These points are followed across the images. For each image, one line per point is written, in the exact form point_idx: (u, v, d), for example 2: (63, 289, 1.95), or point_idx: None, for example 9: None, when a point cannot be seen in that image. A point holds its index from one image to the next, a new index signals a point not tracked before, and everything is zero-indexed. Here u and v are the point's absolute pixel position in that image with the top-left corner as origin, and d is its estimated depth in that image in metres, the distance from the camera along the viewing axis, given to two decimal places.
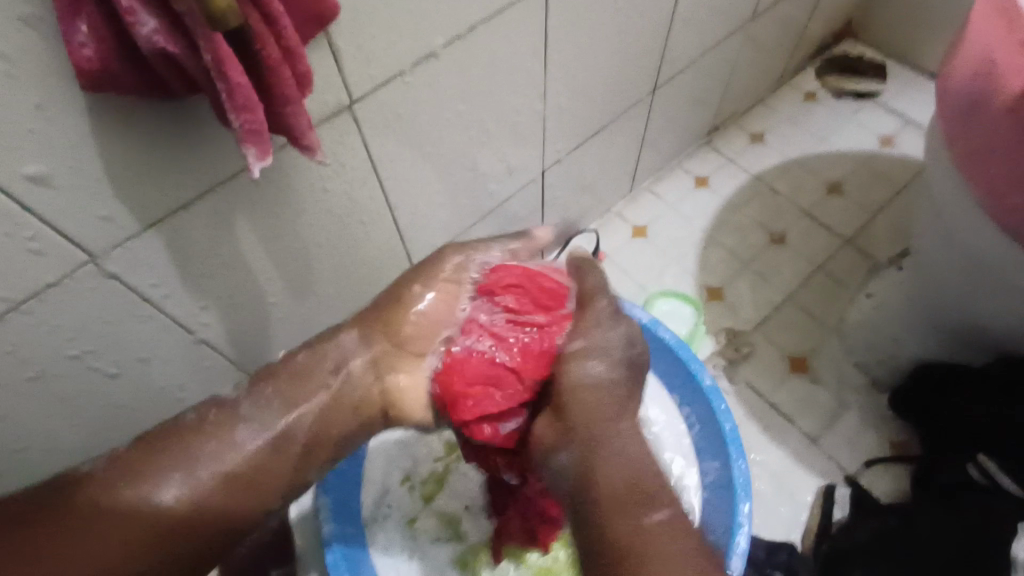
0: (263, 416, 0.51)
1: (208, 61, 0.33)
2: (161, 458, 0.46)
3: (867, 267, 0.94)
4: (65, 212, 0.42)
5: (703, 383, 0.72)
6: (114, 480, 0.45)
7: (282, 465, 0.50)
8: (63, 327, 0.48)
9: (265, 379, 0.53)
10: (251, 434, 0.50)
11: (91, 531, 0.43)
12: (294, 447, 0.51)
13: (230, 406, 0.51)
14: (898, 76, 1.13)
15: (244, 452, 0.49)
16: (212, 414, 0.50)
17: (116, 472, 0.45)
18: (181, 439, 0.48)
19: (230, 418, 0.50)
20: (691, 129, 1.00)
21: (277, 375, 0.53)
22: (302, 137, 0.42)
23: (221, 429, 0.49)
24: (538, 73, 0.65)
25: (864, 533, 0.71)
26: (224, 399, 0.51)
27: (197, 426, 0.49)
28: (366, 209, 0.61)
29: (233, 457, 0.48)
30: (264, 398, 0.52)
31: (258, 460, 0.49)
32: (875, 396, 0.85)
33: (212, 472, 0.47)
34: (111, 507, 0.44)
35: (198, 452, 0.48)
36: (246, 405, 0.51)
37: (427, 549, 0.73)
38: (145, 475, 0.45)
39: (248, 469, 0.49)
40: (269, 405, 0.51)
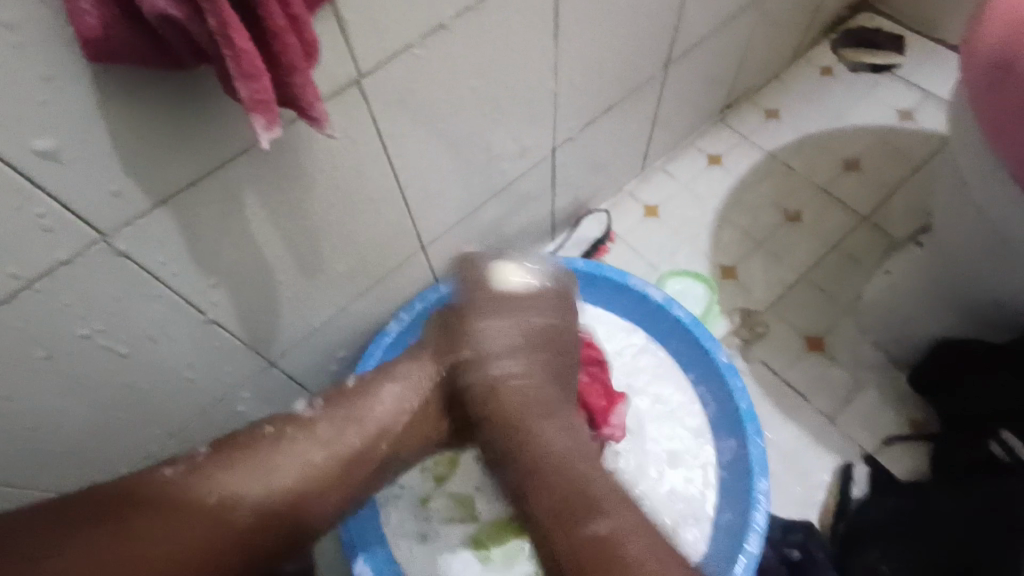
0: (340, 433, 0.54)
1: (212, 27, 0.32)
2: (239, 467, 0.49)
3: (885, 244, 0.92)
4: (74, 189, 0.41)
5: (719, 361, 0.71)
6: (188, 482, 0.47)
7: (335, 485, 0.52)
8: (76, 305, 0.48)
9: (328, 400, 0.56)
10: (325, 453, 0.52)
11: (164, 528, 0.44)
12: (364, 466, 0.54)
13: (305, 424, 0.54)
14: (919, 49, 1.09)
15: (313, 467, 0.51)
16: (287, 429, 0.53)
17: (195, 479, 0.48)
18: (255, 448, 0.51)
19: (304, 435, 0.53)
20: (704, 106, 0.98)
21: (339, 398, 0.56)
22: (309, 109, 0.41)
23: (286, 443, 0.52)
24: (549, 48, 0.63)
25: (881, 513, 0.70)
26: (301, 416, 0.54)
27: (274, 438, 0.52)
28: (375, 187, 0.61)
29: (302, 471, 0.51)
30: (342, 415, 0.55)
31: (315, 477, 0.51)
32: (893, 375, 0.83)
33: (273, 482, 0.49)
34: (193, 507, 0.46)
35: (267, 462, 0.50)
36: (323, 422, 0.54)
37: (440, 529, 0.73)
38: (217, 479, 0.48)
39: (319, 483, 0.51)
40: (344, 423, 0.54)
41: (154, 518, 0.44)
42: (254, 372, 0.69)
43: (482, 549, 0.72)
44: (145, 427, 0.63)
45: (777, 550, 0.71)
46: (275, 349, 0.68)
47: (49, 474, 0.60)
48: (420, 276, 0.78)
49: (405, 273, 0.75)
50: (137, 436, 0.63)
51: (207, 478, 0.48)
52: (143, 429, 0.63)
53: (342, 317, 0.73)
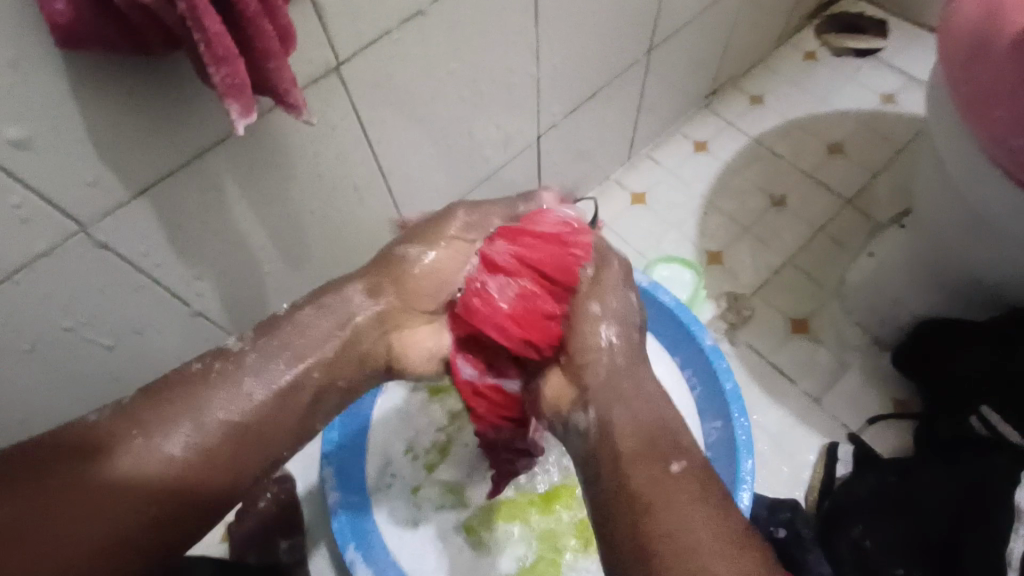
0: (269, 367, 0.45)
1: (182, 10, 0.32)
2: (157, 414, 0.41)
3: (869, 227, 0.93)
4: (51, 178, 0.41)
5: (704, 344, 0.72)
6: (101, 431, 0.39)
7: (278, 423, 0.45)
8: (57, 297, 0.48)
9: (260, 330, 0.47)
10: (255, 389, 0.44)
11: (67, 501, 0.36)
12: (299, 403, 0.46)
13: (231, 356, 0.45)
14: (901, 33, 1.10)
15: (247, 406, 0.43)
16: (215, 367, 0.44)
17: (96, 436, 0.39)
18: (176, 390, 0.42)
19: (232, 369, 0.44)
20: (688, 92, 0.98)
21: (270, 326, 0.47)
22: (286, 96, 0.41)
23: (211, 383, 0.43)
24: (529, 33, 0.63)
25: (864, 490, 0.71)
26: (230, 348, 0.46)
27: (200, 376, 0.43)
28: (357, 176, 0.61)
29: (235, 409, 0.43)
30: (268, 348, 0.46)
31: (250, 418, 0.43)
32: (877, 355, 0.85)
33: (200, 429, 0.41)
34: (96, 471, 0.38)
35: (189, 406, 0.42)
36: (252, 356, 0.45)
37: (431, 516, 0.74)
38: (134, 427, 0.40)
39: (246, 430, 0.43)
40: (280, 353, 0.46)
41: (55, 481, 0.37)
42: None
43: (473, 534, 0.73)
44: None
45: (762, 528, 0.72)
46: None
47: None
48: None
49: None
50: None
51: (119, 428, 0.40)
52: None
53: None
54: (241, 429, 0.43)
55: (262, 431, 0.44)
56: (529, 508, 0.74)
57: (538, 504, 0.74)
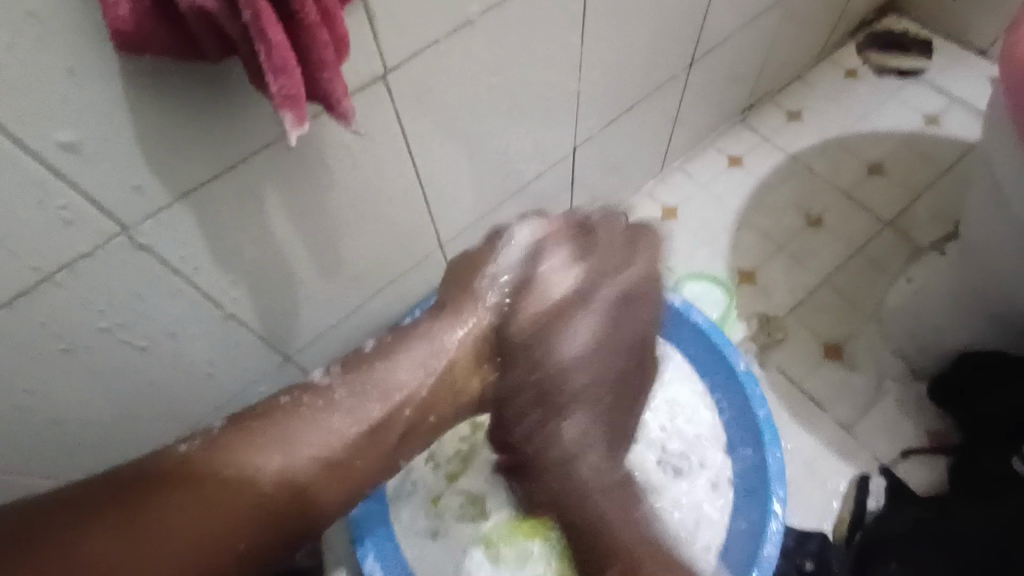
0: (359, 406, 0.50)
1: (247, 19, 0.31)
2: (263, 444, 0.45)
3: (908, 251, 0.90)
4: (99, 180, 0.41)
5: (737, 369, 0.70)
6: (206, 460, 0.43)
7: (364, 459, 0.48)
8: (95, 299, 0.47)
9: (345, 366, 0.53)
10: (344, 422, 0.48)
11: (177, 530, 0.39)
12: (385, 441, 0.50)
13: (321, 391, 0.50)
14: (945, 53, 1.07)
15: (338, 440, 0.47)
16: (304, 399, 0.49)
17: (215, 456, 0.43)
18: (276, 421, 0.46)
19: (324, 407, 0.48)
20: (725, 106, 0.96)
21: (353, 363, 0.53)
22: (337, 105, 0.40)
23: (308, 417, 0.47)
24: (574, 44, 0.62)
25: (900, 526, 0.69)
26: (316, 385, 0.51)
27: (290, 408, 0.48)
28: (396, 183, 0.60)
29: (328, 443, 0.47)
30: (357, 383, 0.51)
31: (341, 451, 0.47)
32: (913, 385, 0.82)
33: (299, 457, 0.45)
34: (211, 490, 0.41)
35: (288, 438, 0.45)
36: (342, 393, 0.50)
37: (451, 527, 0.73)
38: (232, 460, 0.43)
39: (342, 463, 0.47)
40: (361, 393, 0.51)
41: (164, 508, 0.40)
42: (271, 368, 0.68)
43: (492, 549, 0.72)
44: (161, 421, 0.63)
45: (790, 561, 0.71)
46: (292, 345, 0.68)
47: (64, 468, 0.60)
48: (437, 273, 0.77)
49: (422, 270, 0.74)
50: (152, 431, 0.63)
51: (231, 453, 0.44)
52: (159, 423, 0.63)
53: (358, 314, 0.72)
54: (338, 464, 0.47)
55: (355, 467, 0.48)
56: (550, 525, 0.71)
57: None
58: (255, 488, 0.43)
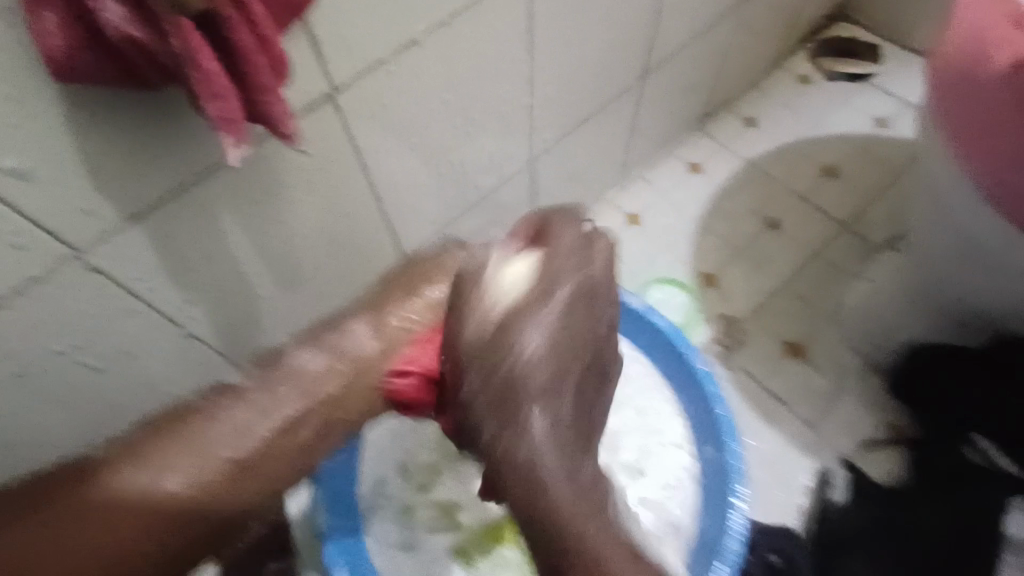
0: (272, 400, 0.43)
1: (177, 48, 0.33)
2: (153, 452, 0.40)
3: (861, 250, 0.93)
4: (47, 206, 0.41)
5: (696, 369, 0.72)
6: (105, 467, 0.39)
7: (281, 463, 0.43)
8: (50, 323, 0.48)
9: (262, 363, 0.46)
10: (256, 420, 0.42)
11: (77, 538, 0.38)
12: (299, 447, 0.44)
13: (236, 390, 0.43)
14: (892, 58, 1.11)
15: (247, 443, 0.42)
16: (219, 400, 0.43)
17: (120, 458, 0.40)
18: (183, 426, 0.41)
19: (235, 403, 0.43)
20: (683, 114, 0.99)
21: (272, 359, 0.46)
22: (280, 127, 0.41)
23: (216, 422, 0.42)
24: (523, 60, 0.64)
25: (861, 520, 0.73)
26: (232, 383, 0.44)
27: (200, 411, 0.42)
28: (352, 200, 0.61)
29: (237, 448, 0.42)
30: (273, 384, 0.44)
31: (259, 456, 0.42)
32: (872, 380, 0.85)
33: (206, 462, 0.41)
34: (94, 512, 0.38)
35: (194, 441, 0.41)
36: (256, 389, 0.43)
37: (423, 539, 0.73)
38: (139, 464, 0.40)
39: (248, 464, 0.42)
40: (276, 385, 0.44)
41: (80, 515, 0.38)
42: None
43: (466, 557, 0.72)
44: None
45: (757, 553, 0.73)
46: None
47: None
48: None
49: None
50: None
51: (123, 462, 0.40)
52: None
53: None
54: (243, 466, 0.42)
55: (267, 466, 0.43)
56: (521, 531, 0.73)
57: None
58: (146, 495, 0.39)
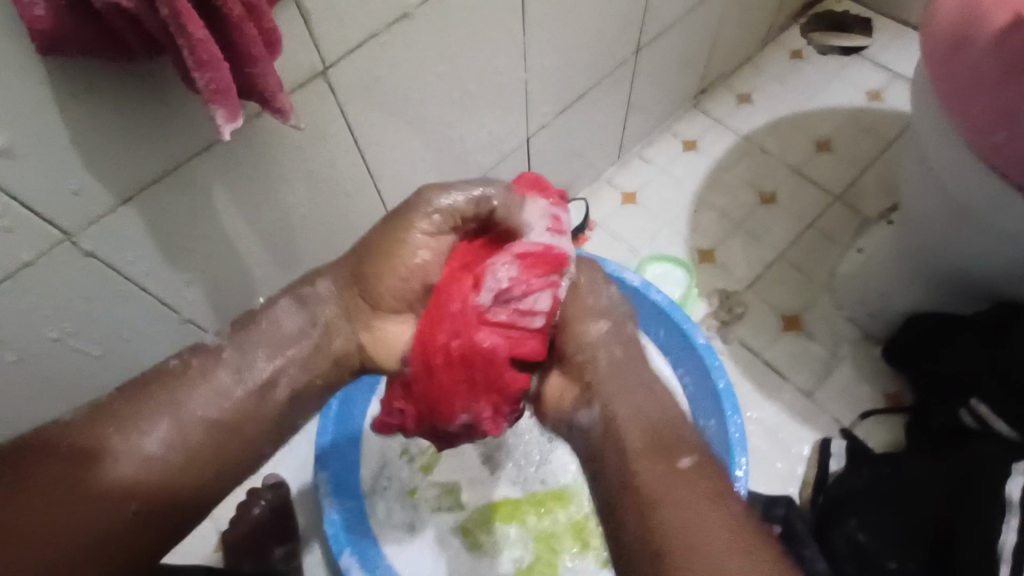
0: (246, 360, 0.45)
1: (165, 15, 0.32)
2: (136, 413, 0.41)
3: (857, 222, 0.94)
4: (35, 187, 0.41)
5: (697, 343, 0.72)
6: (86, 426, 0.40)
7: (254, 418, 0.44)
8: (45, 307, 0.47)
9: (234, 327, 0.47)
10: (233, 379, 0.44)
11: (58, 497, 0.37)
12: (273, 404, 0.45)
13: (212, 353, 0.46)
14: (885, 30, 1.11)
15: (228, 398, 0.44)
16: (193, 363, 0.44)
17: (99, 418, 0.41)
18: (161, 386, 0.43)
19: (212, 364, 0.45)
20: (677, 91, 0.98)
21: (243, 323, 0.47)
22: (273, 100, 0.41)
23: (192, 379, 0.43)
24: (517, 34, 0.63)
25: (860, 483, 0.72)
26: (206, 346, 0.46)
27: (177, 373, 0.44)
28: (349, 180, 0.61)
29: (214, 402, 0.43)
30: (243, 346, 0.46)
31: (238, 411, 0.44)
32: (869, 349, 0.85)
33: (185, 417, 0.42)
34: (77, 468, 0.39)
35: (171, 398, 0.42)
36: (229, 351, 0.45)
37: (427, 517, 0.73)
38: (120, 420, 0.41)
39: (230, 424, 0.43)
40: (249, 349, 0.46)
41: (68, 470, 0.38)
42: None
43: (469, 536, 0.72)
44: None
45: None
46: None
47: None
48: None
49: None
50: None
51: (107, 426, 0.40)
52: None
53: None
54: (223, 426, 0.43)
55: (245, 424, 0.43)
56: (527, 509, 0.74)
57: (535, 504, 0.74)
58: (130, 456, 0.40)
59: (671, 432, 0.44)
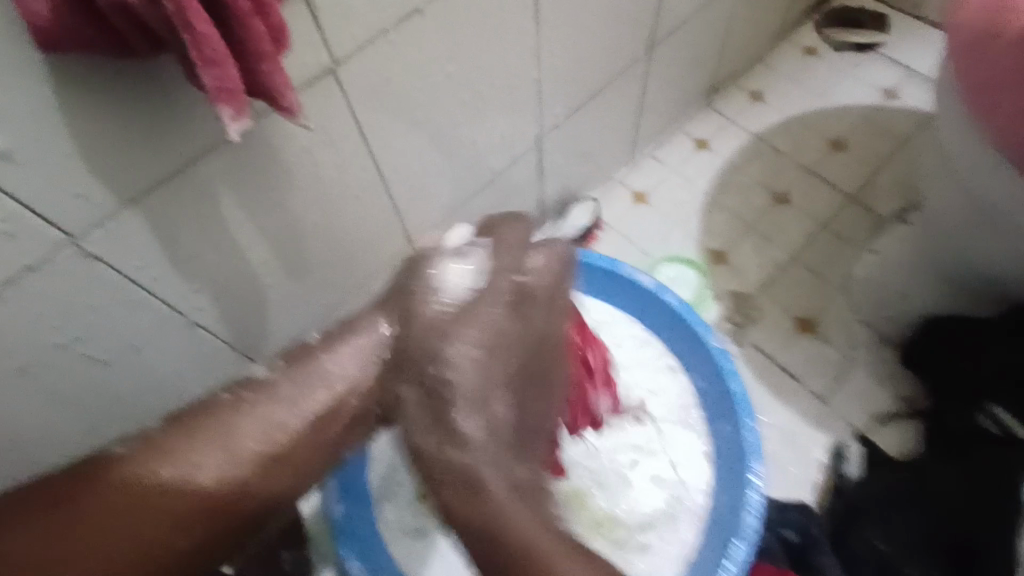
0: (301, 395, 0.44)
1: (169, 10, 0.30)
2: (192, 449, 0.40)
3: (873, 223, 0.92)
4: (38, 191, 0.39)
5: (711, 347, 0.71)
6: (143, 462, 0.39)
7: (309, 452, 0.44)
8: (49, 313, 0.46)
9: (289, 358, 0.46)
10: (291, 414, 0.44)
11: (120, 528, 0.38)
12: (328, 437, 0.45)
13: (265, 387, 0.44)
14: (899, 26, 1.09)
15: (285, 434, 0.43)
16: (248, 398, 0.43)
17: (154, 454, 0.40)
18: (217, 421, 0.42)
19: (267, 399, 0.43)
20: (688, 90, 0.97)
21: (300, 355, 0.46)
22: (281, 99, 0.39)
23: (248, 416, 0.43)
24: (529, 31, 0.62)
25: (878, 489, 0.71)
26: (258, 378, 0.45)
27: (231, 407, 0.43)
28: (359, 182, 0.59)
29: (270, 438, 0.42)
30: (302, 382, 0.45)
31: (296, 446, 0.44)
32: (886, 353, 0.84)
33: (240, 457, 0.41)
34: (135, 502, 0.38)
35: (228, 435, 0.42)
36: (286, 386, 0.44)
37: (436, 524, 0.71)
38: (176, 456, 0.40)
39: (281, 457, 0.43)
40: (306, 384, 0.45)
41: (129, 504, 0.38)
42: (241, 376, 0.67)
43: None
44: None
45: (773, 531, 0.71)
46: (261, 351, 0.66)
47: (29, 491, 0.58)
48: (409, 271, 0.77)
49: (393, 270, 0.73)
50: None
51: (164, 455, 0.40)
52: None
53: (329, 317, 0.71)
54: (277, 461, 0.42)
55: (297, 455, 0.43)
56: None
57: None
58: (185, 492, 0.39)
59: (528, 568, 0.37)
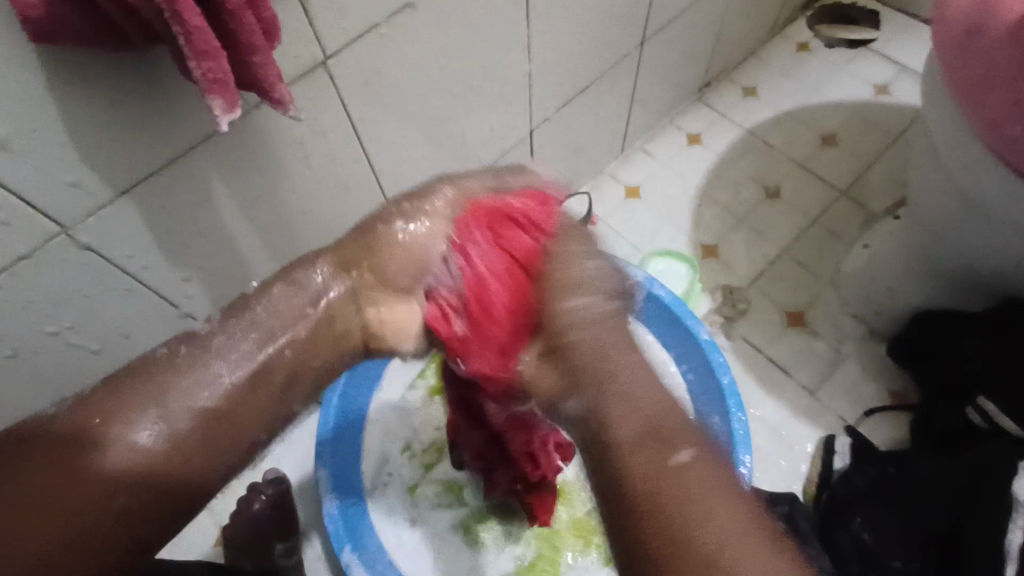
0: (239, 349, 0.38)
1: (161, 3, 0.31)
2: (122, 404, 0.35)
3: (862, 218, 0.93)
4: (30, 180, 0.40)
5: (700, 339, 0.73)
6: (69, 418, 0.35)
7: (254, 409, 0.37)
8: (41, 301, 0.47)
9: (229, 310, 0.40)
10: (234, 363, 0.37)
11: (33, 494, 0.32)
12: (275, 393, 0.38)
13: (205, 340, 0.38)
14: (892, 23, 1.09)
15: (222, 389, 0.37)
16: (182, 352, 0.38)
17: (82, 411, 0.35)
18: (144, 378, 0.36)
19: (202, 352, 0.37)
20: (681, 84, 0.97)
21: (239, 305, 0.40)
22: (272, 91, 0.40)
23: (179, 370, 0.37)
24: (521, 26, 0.62)
25: (864, 482, 0.71)
26: (196, 332, 0.39)
27: (166, 361, 0.37)
28: (350, 175, 0.60)
29: (209, 392, 0.36)
30: (237, 334, 0.38)
31: (234, 404, 0.37)
32: (873, 346, 0.85)
33: (171, 414, 0.35)
34: (52, 462, 0.33)
35: (157, 391, 0.36)
36: (218, 336, 0.38)
37: (429, 514, 0.73)
38: (105, 412, 0.35)
39: (220, 414, 0.36)
40: (247, 334, 0.38)
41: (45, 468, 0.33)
42: None
43: (471, 533, 0.72)
44: None
45: None
46: None
47: None
48: None
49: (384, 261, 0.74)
50: None
51: (84, 418, 0.34)
52: None
53: None
54: (216, 417, 0.36)
55: (240, 412, 0.37)
56: None
57: None
58: (108, 451, 0.34)
59: (657, 422, 0.34)
